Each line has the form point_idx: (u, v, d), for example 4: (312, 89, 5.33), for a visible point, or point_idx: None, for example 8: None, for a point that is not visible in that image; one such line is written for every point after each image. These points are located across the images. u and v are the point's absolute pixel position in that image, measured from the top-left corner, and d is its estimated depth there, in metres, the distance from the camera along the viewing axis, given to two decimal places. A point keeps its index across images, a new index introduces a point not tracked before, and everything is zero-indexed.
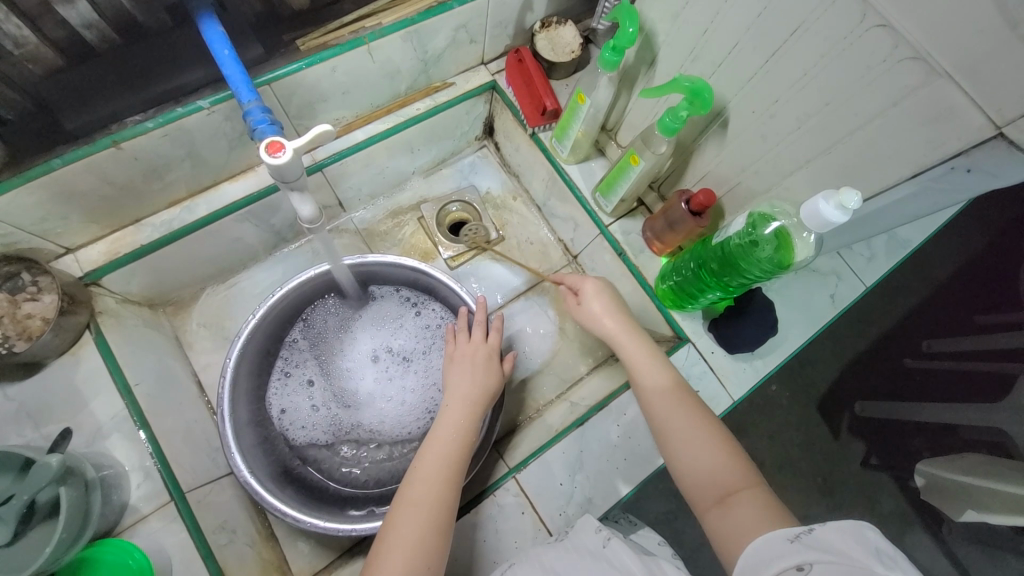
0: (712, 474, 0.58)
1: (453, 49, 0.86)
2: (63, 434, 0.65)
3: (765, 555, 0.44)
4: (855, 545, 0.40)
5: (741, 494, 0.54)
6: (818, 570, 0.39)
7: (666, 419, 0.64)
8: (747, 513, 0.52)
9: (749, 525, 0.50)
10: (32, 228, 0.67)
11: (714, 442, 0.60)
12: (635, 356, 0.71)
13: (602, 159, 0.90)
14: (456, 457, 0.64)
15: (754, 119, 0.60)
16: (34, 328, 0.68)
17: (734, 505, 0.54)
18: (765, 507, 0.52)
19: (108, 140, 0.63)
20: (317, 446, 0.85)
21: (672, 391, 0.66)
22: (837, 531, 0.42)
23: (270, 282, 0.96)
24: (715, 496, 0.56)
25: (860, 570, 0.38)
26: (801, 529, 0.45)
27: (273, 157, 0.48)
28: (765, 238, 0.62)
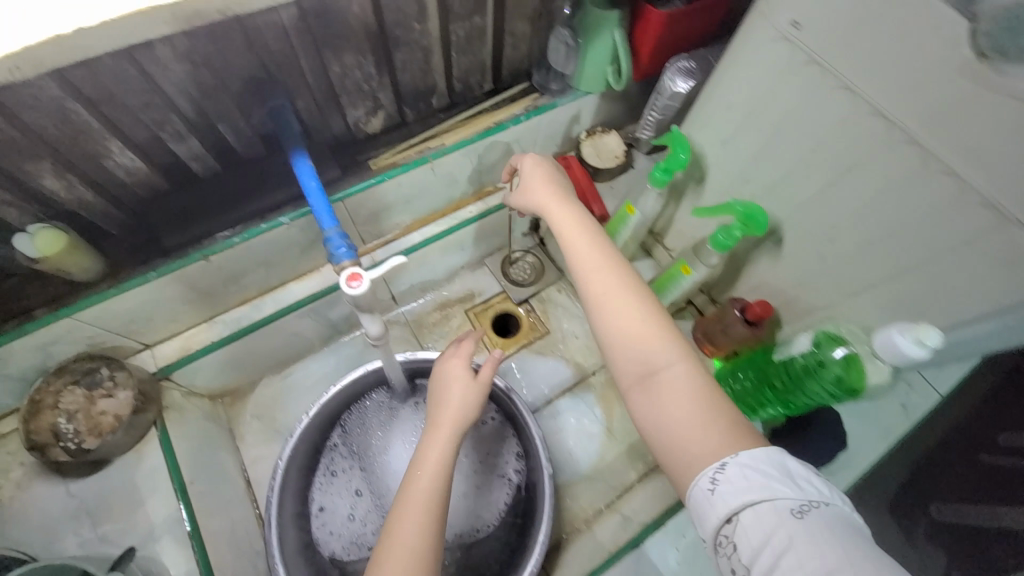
0: (641, 352, 0.54)
1: (505, 159, 0.93)
2: (127, 551, 0.65)
3: (698, 507, 0.44)
4: (769, 477, 0.42)
5: (663, 376, 0.52)
6: (746, 518, 0.40)
7: (600, 297, 0.58)
8: (670, 398, 0.50)
9: (679, 416, 0.49)
10: (120, 329, 0.72)
11: (640, 316, 0.56)
12: (568, 228, 0.65)
13: (648, 259, 0.91)
14: (436, 473, 0.56)
15: (811, 240, 0.61)
16: (104, 424, 0.73)
17: (657, 389, 0.52)
18: (691, 391, 0.51)
19: (199, 255, 0.69)
20: (357, 557, 0.81)
21: (597, 261, 0.61)
22: (750, 460, 0.43)
23: (322, 372, 0.96)
24: (639, 375, 0.54)
25: (784, 503, 0.40)
26: (715, 467, 0.44)
27: (352, 288, 0.52)
28: (832, 360, 0.59)
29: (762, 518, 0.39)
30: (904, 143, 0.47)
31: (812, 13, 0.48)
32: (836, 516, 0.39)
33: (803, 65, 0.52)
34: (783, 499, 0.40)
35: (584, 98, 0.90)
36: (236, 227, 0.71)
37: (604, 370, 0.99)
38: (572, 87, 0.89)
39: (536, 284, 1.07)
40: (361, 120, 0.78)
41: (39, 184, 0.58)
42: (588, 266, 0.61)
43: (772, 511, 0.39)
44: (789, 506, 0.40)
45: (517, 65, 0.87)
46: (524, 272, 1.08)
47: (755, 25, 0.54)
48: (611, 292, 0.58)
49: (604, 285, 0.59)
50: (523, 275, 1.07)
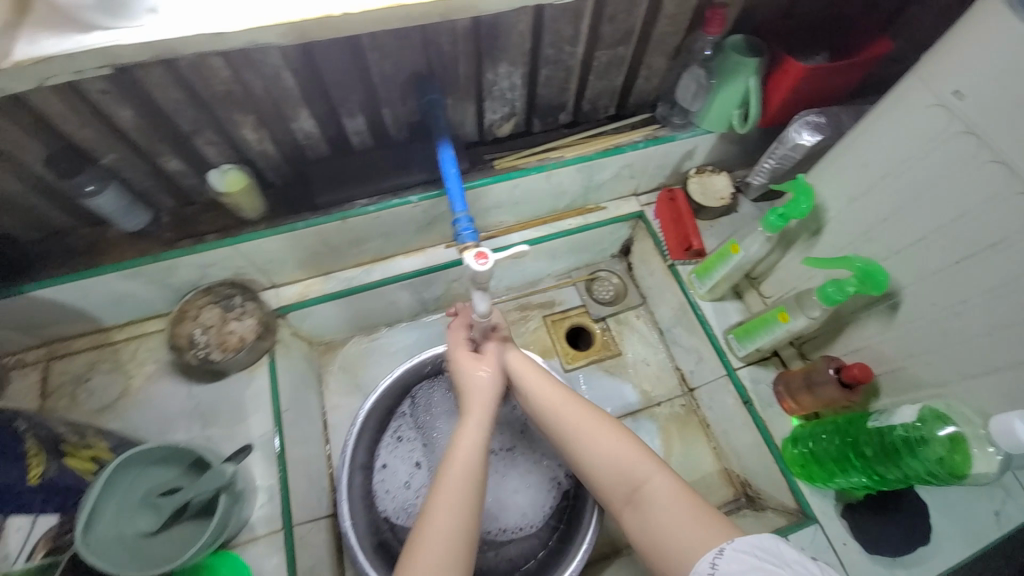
0: (620, 469, 0.62)
1: (614, 181, 0.97)
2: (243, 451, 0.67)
3: None
4: (765, 555, 0.47)
5: (644, 488, 0.59)
6: None
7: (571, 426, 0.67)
8: (654, 509, 0.57)
9: (666, 523, 0.55)
10: (259, 266, 0.84)
11: (600, 431, 0.65)
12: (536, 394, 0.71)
13: (738, 302, 0.92)
14: (472, 470, 0.62)
15: (932, 311, 0.59)
16: (230, 343, 0.83)
17: (642, 503, 0.58)
18: (673, 497, 0.57)
19: (339, 215, 0.79)
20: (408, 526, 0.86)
21: (556, 393, 0.70)
22: (745, 545, 0.49)
23: (405, 343, 1.04)
24: (625, 493, 0.61)
25: None
26: (714, 552, 0.50)
27: (477, 264, 0.57)
28: (936, 438, 0.56)
29: None
30: None
31: (978, 84, 0.49)
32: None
33: (957, 134, 0.52)
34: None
35: (703, 136, 0.92)
36: (372, 198, 0.81)
37: (669, 402, 0.99)
38: (693, 124, 0.92)
39: (617, 305, 1.09)
40: (495, 124, 0.86)
41: (238, 133, 0.70)
42: (551, 403, 0.69)
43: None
44: None
45: (644, 96, 0.92)
46: (607, 291, 1.11)
47: (911, 88, 0.55)
48: (575, 415, 0.67)
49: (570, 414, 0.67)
50: (607, 295, 1.11)
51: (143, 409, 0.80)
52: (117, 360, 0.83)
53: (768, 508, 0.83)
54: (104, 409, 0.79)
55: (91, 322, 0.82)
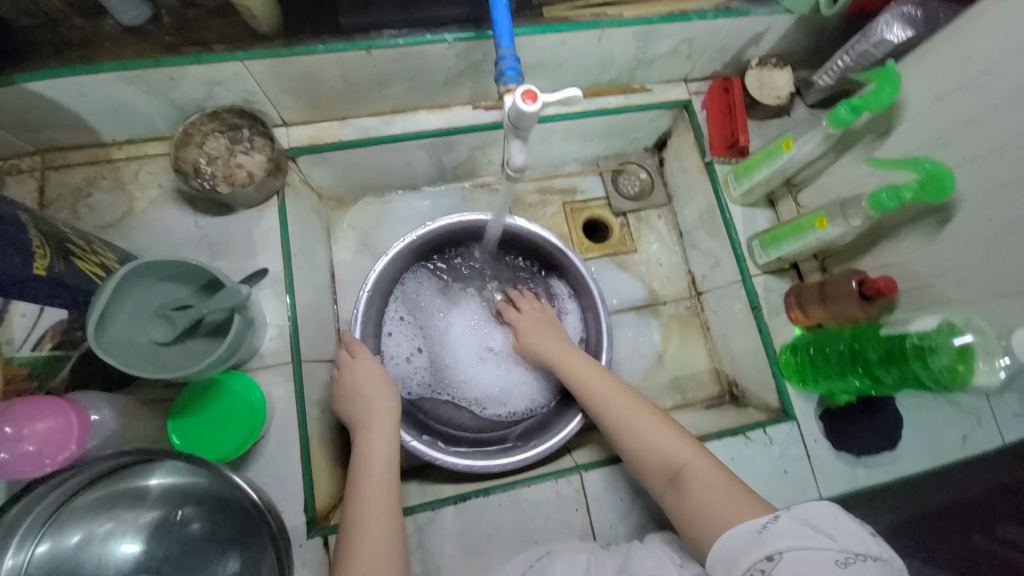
0: (663, 452, 0.63)
1: (668, 58, 0.87)
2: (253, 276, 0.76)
3: (737, 545, 0.51)
4: (819, 527, 0.48)
5: (685, 470, 0.61)
6: (790, 556, 0.47)
7: (615, 415, 0.69)
8: (694, 488, 0.58)
9: (702, 503, 0.56)
10: (271, 95, 0.76)
11: (645, 420, 0.67)
12: (580, 377, 0.75)
13: (769, 211, 0.88)
14: (388, 465, 0.66)
15: (986, 227, 0.57)
16: (239, 178, 0.79)
17: (682, 483, 0.60)
18: (711, 476, 0.59)
19: (364, 44, 0.70)
20: (424, 401, 0.90)
21: (606, 381, 0.73)
22: (802, 516, 0.50)
23: (417, 211, 1.00)
24: (667, 475, 0.62)
25: (832, 553, 0.46)
26: (766, 517, 0.51)
27: (524, 104, 0.52)
28: (947, 348, 0.57)
29: (806, 560, 0.46)
30: None
31: None
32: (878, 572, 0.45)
33: None
34: (829, 551, 0.46)
35: (780, 17, 0.81)
36: (402, 30, 0.72)
37: (674, 304, 1.00)
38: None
39: (640, 201, 1.04)
40: None
41: None
42: (592, 394, 0.73)
43: (813, 557, 0.46)
44: (837, 556, 0.46)
45: None
46: (632, 186, 1.06)
47: None
48: (622, 399, 0.70)
49: (615, 402, 0.70)
50: (632, 189, 1.05)
51: (149, 232, 0.77)
52: (117, 179, 0.78)
53: (750, 406, 0.88)
54: (108, 227, 0.76)
55: (89, 133, 0.76)
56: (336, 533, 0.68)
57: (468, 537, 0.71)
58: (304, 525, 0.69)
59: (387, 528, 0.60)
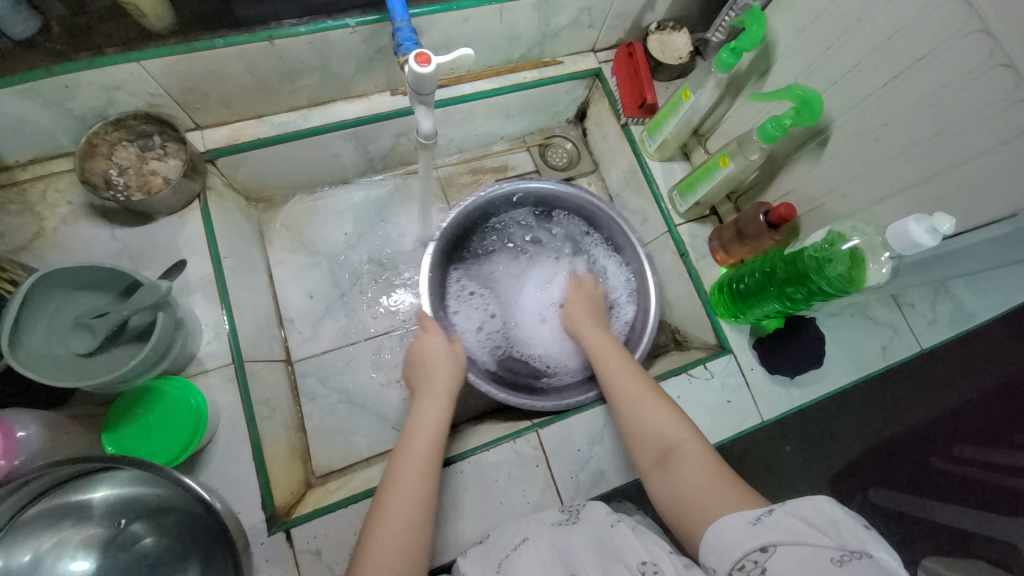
0: (659, 434, 0.65)
1: (572, 29, 0.91)
2: (176, 266, 0.75)
3: (728, 538, 0.49)
4: (812, 521, 0.46)
5: (677, 451, 0.62)
6: (781, 552, 0.45)
7: (626, 391, 0.70)
8: (687, 470, 0.60)
9: (692, 484, 0.58)
10: (178, 97, 0.75)
11: (655, 406, 0.67)
12: (602, 351, 0.77)
13: (685, 163, 0.94)
14: (438, 435, 0.66)
15: (857, 140, 0.63)
16: (153, 185, 0.77)
17: (674, 464, 0.61)
18: (702, 463, 0.60)
19: (265, 35, 0.71)
20: (506, 367, 0.89)
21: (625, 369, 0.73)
22: (798, 510, 0.47)
23: (352, 204, 0.99)
24: (656, 455, 0.64)
25: (824, 550, 0.43)
26: (762, 510, 0.50)
27: (418, 67, 0.53)
28: (840, 254, 0.63)
29: (796, 558, 0.44)
30: (976, 31, 0.48)
31: None
32: (880, 571, 0.41)
33: None
34: (823, 549, 0.43)
35: None
36: (302, 19, 0.72)
37: None
38: None
39: (570, 172, 1.08)
40: None
41: None
42: (609, 368, 0.75)
43: (805, 552, 0.44)
44: (831, 554, 0.43)
45: None
46: (560, 157, 1.10)
47: None
48: (631, 381, 0.72)
49: (628, 380, 0.72)
50: (560, 160, 1.09)
51: (65, 252, 0.74)
52: (24, 203, 0.75)
53: (692, 347, 0.92)
54: (18, 252, 0.73)
55: None
56: (297, 525, 0.66)
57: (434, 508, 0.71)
58: (264, 522, 0.66)
59: (417, 490, 0.59)
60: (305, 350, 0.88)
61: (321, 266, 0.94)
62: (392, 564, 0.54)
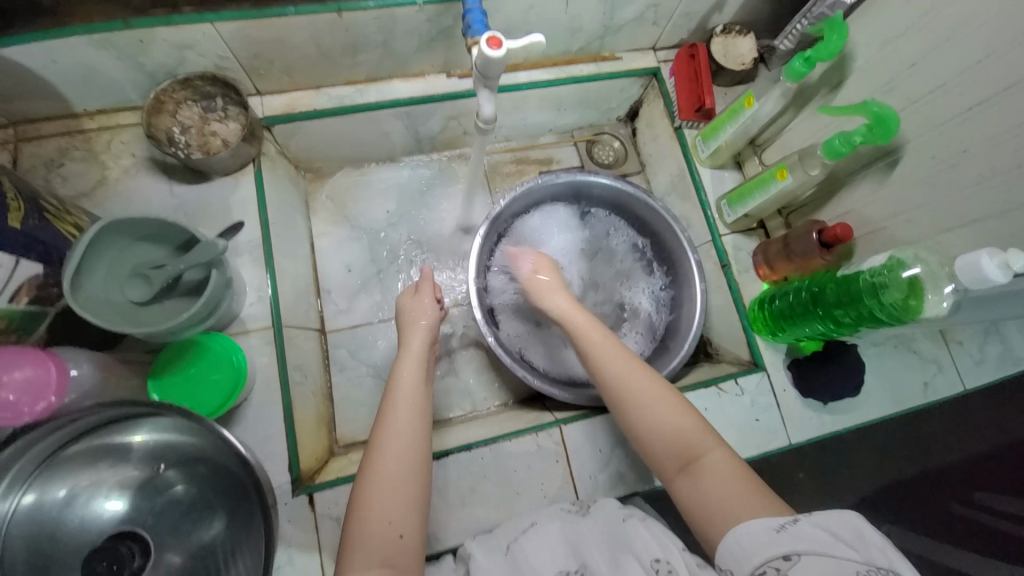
0: (676, 439, 0.59)
1: (635, 25, 0.90)
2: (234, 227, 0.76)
3: (749, 545, 0.48)
4: (839, 535, 0.45)
5: (702, 460, 0.57)
6: (805, 562, 0.44)
7: (633, 392, 0.64)
8: (712, 479, 0.56)
9: (718, 493, 0.54)
10: (243, 62, 0.77)
11: (661, 398, 0.63)
12: (604, 348, 0.69)
13: (737, 172, 0.92)
14: (417, 411, 0.63)
15: (930, 165, 0.60)
16: (213, 146, 0.79)
17: (699, 473, 0.57)
18: (729, 471, 0.56)
19: (335, 6, 0.71)
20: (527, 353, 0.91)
21: (628, 360, 0.67)
22: (823, 522, 0.46)
23: (396, 183, 1.00)
24: (680, 462, 0.59)
25: (850, 564, 0.43)
26: (784, 518, 0.49)
27: (489, 50, 0.53)
28: (897, 282, 0.60)
29: (821, 568, 0.43)
30: None
31: None
32: None
33: None
34: (850, 563, 0.43)
35: None
36: None
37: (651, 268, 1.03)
38: None
39: (615, 171, 1.07)
40: None
41: None
42: (610, 362, 0.67)
43: (831, 564, 0.43)
44: (857, 568, 0.42)
45: None
46: (607, 155, 1.08)
47: None
48: (637, 377, 0.65)
49: (636, 377, 0.65)
50: (606, 158, 1.08)
51: (123, 201, 0.77)
52: (89, 150, 0.78)
53: (723, 361, 0.91)
54: (81, 198, 0.76)
55: (58, 103, 0.75)
56: (321, 490, 0.68)
57: (451, 490, 0.72)
58: (289, 483, 0.68)
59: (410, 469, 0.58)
60: (339, 321, 0.90)
61: (361, 241, 0.95)
62: (383, 537, 0.54)
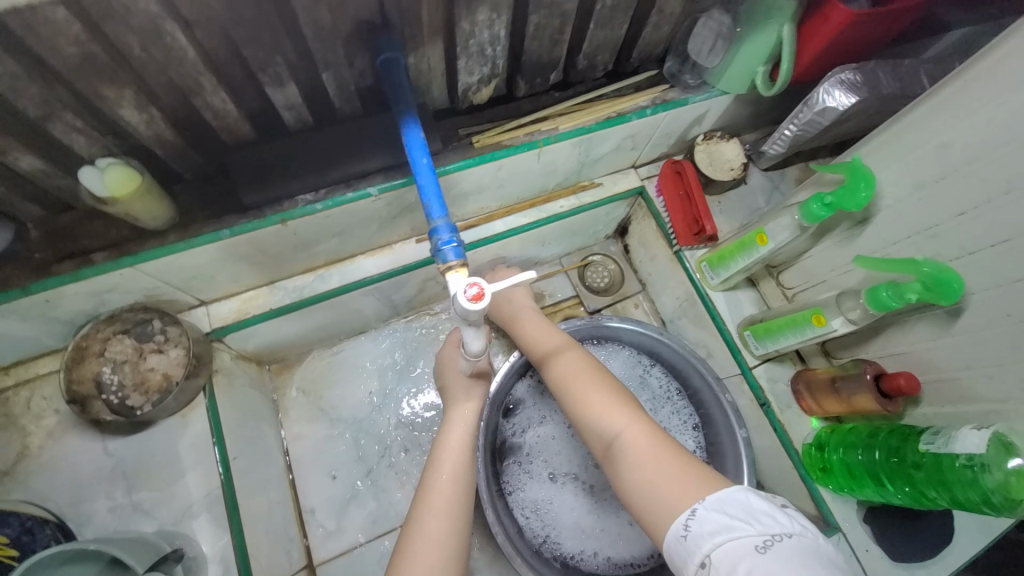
0: (601, 424, 0.58)
1: (613, 154, 0.82)
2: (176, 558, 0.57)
3: (676, 557, 0.44)
4: (738, 514, 0.43)
5: (618, 441, 0.55)
6: (718, 557, 0.41)
7: (571, 385, 0.63)
8: (632, 464, 0.52)
9: (639, 478, 0.51)
10: (178, 284, 0.65)
11: (593, 389, 0.61)
12: (546, 350, 0.70)
13: (751, 292, 0.81)
14: (459, 470, 0.62)
15: (1007, 323, 0.51)
16: (152, 382, 0.66)
17: (620, 456, 0.54)
18: (648, 452, 0.52)
19: (277, 218, 0.61)
20: (552, 534, 0.76)
21: (578, 364, 0.65)
22: (716, 504, 0.44)
23: (375, 356, 0.88)
24: (603, 448, 0.57)
25: (750, 539, 0.41)
26: (685, 514, 0.45)
27: (470, 301, 0.43)
28: (1002, 471, 0.50)
29: (734, 557, 0.40)
30: None
31: None
32: (802, 547, 0.40)
33: None
34: (747, 537, 0.41)
35: (719, 98, 0.77)
36: (318, 193, 0.63)
37: None
38: (707, 84, 0.77)
39: (614, 295, 0.98)
40: (471, 88, 0.68)
41: (115, 112, 0.50)
42: (552, 360, 0.67)
43: (735, 550, 0.40)
44: (755, 541, 0.40)
45: (649, 49, 0.76)
46: (602, 278, 0.99)
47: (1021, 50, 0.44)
48: (577, 370, 0.64)
49: (580, 375, 0.63)
50: (602, 282, 0.99)
51: (46, 474, 0.63)
52: (5, 415, 0.64)
53: None
54: None
55: None
56: None
57: None
58: None
59: (445, 539, 0.55)
60: (329, 547, 0.76)
61: (344, 437, 0.83)
62: None
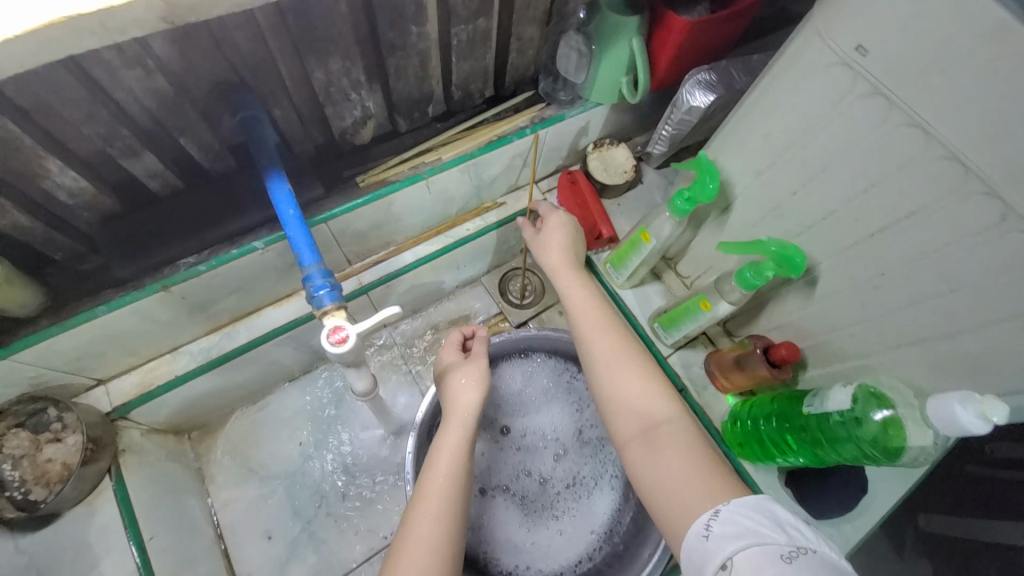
0: (643, 403, 0.57)
1: (507, 173, 0.85)
2: None
3: (695, 560, 0.42)
4: (761, 519, 0.41)
5: (664, 425, 0.55)
6: (741, 560, 0.39)
7: (606, 355, 0.62)
8: (668, 450, 0.52)
9: (671, 464, 0.51)
10: (65, 368, 0.63)
11: (637, 369, 0.60)
12: (579, 307, 0.67)
13: (658, 284, 0.85)
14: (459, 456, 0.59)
15: (853, 285, 0.56)
16: (53, 473, 0.62)
17: (657, 438, 0.54)
18: (690, 442, 0.53)
19: (157, 285, 0.60)
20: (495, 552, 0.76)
21: (599, 323, 0.65)
22: (741, 507, 0.43)
23: (303, 405, 0.87)
24: (640, 425, 0.56)
25: (775, 549, 0.39)
26: (708, 514, 0.44)
27: (333, 344, 0.49)
28: (871, 422, 0.55)
29: (759, 565, 0.38)
30: (979, 192, 0.41)
31: (881, 38, 0.42)
32: (827, 565, 0.38)
33: (865, 95, 0.46)
34: (773, 545, 0.39)
35: (594, 110, 0.82)
36: (200, 254, 0.62)
37: None
38: (580, 98, 0.81)
39: (539, 304, 1.00)
40: (348, 130, 0.69)
41: None
42: (589, 318, 0.65)
43: (758, 553, 0.39)
44: (779, 551, 0.38)
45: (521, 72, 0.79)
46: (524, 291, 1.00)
47: (807, 44, 0.49)
48: (617, 346, 0.62)
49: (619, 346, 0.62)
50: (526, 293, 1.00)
51: None
52: None
53: None
54: None
55: None
56: None
57: None
58: None
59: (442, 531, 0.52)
60: None
61: (277, 493, 0.82)
62: None
